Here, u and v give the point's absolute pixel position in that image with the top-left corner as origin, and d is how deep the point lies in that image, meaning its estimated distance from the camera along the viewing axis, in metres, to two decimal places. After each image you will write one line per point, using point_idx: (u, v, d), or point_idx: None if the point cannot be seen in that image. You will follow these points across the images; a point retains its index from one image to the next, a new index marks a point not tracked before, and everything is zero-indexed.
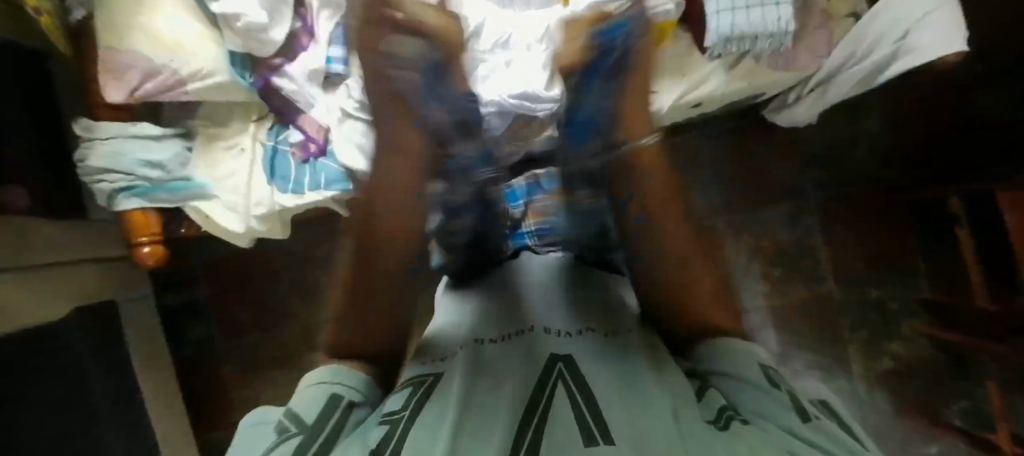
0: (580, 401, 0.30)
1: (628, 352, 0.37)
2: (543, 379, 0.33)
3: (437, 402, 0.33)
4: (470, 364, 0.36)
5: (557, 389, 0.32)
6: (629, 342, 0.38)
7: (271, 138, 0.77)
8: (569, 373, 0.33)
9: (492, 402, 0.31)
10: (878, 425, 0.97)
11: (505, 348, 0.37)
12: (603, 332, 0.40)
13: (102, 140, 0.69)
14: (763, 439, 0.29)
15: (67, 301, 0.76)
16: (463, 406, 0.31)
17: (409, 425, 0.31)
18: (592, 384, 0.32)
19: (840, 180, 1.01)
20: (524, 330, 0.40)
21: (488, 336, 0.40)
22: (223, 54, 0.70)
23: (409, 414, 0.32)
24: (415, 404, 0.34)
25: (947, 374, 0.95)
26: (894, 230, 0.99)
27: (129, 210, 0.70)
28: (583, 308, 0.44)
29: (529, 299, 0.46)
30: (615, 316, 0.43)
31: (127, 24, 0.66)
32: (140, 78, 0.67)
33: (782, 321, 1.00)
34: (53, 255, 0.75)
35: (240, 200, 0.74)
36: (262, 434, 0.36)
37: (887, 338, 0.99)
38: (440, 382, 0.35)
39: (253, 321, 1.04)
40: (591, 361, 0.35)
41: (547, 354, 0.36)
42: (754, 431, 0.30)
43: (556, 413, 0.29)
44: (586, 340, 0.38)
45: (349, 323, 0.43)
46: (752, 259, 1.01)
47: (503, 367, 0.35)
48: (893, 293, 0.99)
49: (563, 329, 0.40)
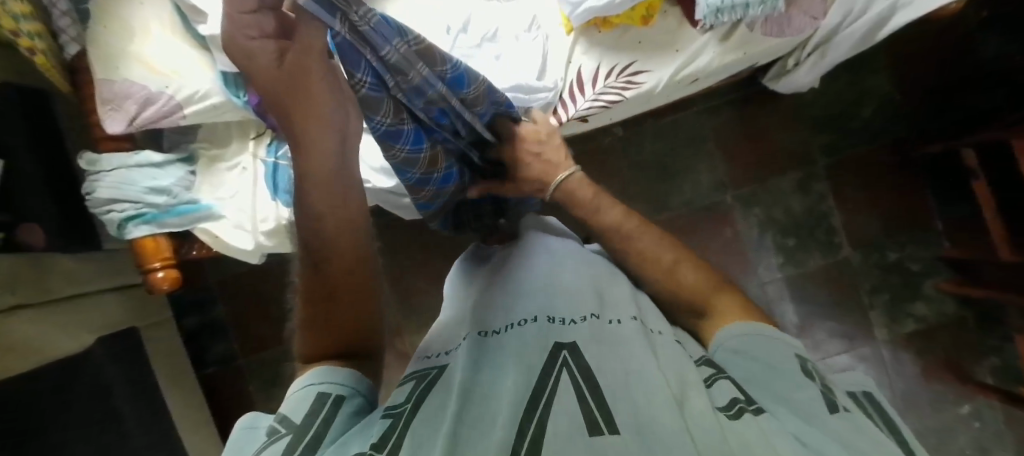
0: (585, 392, 0.30)
1: (634, 340, 0.36)
2: (546, 368, 0.33)
3: (440, 395, 0.33)
4: (471, 357, 0.36)
5: (561, 379, 0.32)
6: (634, 329, 0.37)
7: (271, 155, 0.76)
8: (572, 362, 0.33)
9: (495, 394, 0.32)
10: (906, 389, 0.95)
11: (508, 339, 0.38)
12: (606, 319, 0.39)
13: (108, 170, 0.70)
14: (783, 432, 0.28)
15: (89, 332, 0.77)
16: (466, 396, 0.32)
17: (412, 418, 0.31)
18: (598, 376, 0.32)
19: (848, 142, 0.98)
20: (526, 320, 0.39)
21: (491, 327, 0.40)
22: (217, 76, 0.70)
23: (409, 410, 0.32)
24: (416, 398, 0.34)
25: (974, 328, 0.94)
26: (908, 188, 0.97)
27: (138, 237, 0.71)
28: (586, 292, 0.43)
29: (530, 285, 0.45)
30: (619, 301, 0.42)
31: (118, 55, 0.67)
32: (139, 107, 0.68)
33: (796, 289, 0.99)
34: (75, 287, 0.78)
35: (247, 219, 0.74)
36: (252, 441, 0.34)
37: (911, 300, 0.97)
38: (443, 376, 0.36)
39: (274, 334, 1.05)
40: (594, 350, 0.35)
41: (551, 343, 0.36)
42: (772, 423, 0.29)
43: (560, 405, 0.29)
44: (589, 329, 0.37)
45: (313, 320, 0.42)
46: (763, 231, 1.00)
47: (506, 358, 0.35)
48: (912, 254, 0.96)
49: (567, 315, 0.40)
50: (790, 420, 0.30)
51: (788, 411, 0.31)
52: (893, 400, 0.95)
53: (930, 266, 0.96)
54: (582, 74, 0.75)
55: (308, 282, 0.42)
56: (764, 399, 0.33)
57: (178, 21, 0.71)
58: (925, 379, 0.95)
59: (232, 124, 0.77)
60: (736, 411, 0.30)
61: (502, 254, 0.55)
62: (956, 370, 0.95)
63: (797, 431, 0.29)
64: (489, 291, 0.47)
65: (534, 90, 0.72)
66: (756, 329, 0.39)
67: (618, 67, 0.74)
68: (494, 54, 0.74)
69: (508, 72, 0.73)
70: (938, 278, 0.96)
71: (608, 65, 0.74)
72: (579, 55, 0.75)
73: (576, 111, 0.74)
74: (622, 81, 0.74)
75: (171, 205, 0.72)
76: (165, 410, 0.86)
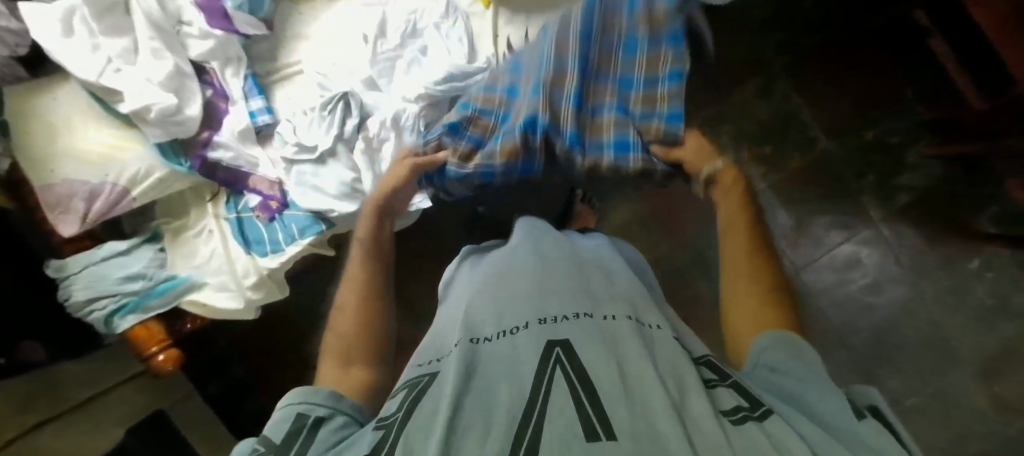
0: (580, 393, 0.27)
1: (630, 336, 0.32)
2: (539, 369, 0.29)
3: (430, 399, 0.30)
4: (464, 361, 0.32)
5: (555, 377, 0.28)
6: (629, 325, 0.34)
7: (232, 210, 0.76)
8: (567, 359, 0.30)
9: (491, 402, 0.28)
10: (913, 259, 0.96)
11: (500, 346, 0.33)
12: (601, 317, 0.35)
13: (78, 272, 0.69)
14: (794, 435, 0.25)
15: (117, 425, 0.80)
16: (455, 402, 0.28)
17: (402, 431, 0.28)
18: (592, 376, 0.28)
19: (798, 39, 0.99)
20: (519, 325, 0.35)
21: (484, 332, 0.36)
22: (152, 150, 0.70)
23: (401, 418, 0.29)
24: (407, 406, 0.30)
25: (965, 183, 0.94)
26: (868, 68, 0.97)
27: (128, 328, 0.68)
28: (578, 289, 0.39)
29: (517, 280, 0.41)
30: (614, 298, 0.39)
31: (50, 154, 0.66)
32: (87, 202, 0.67)
33: (786, 191, 0.99)
34: (89, 389, 0.80)
35: (228, 277, 0.74)
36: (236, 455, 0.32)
37: (898, 173, 0.96)
38: (433, 382, 0.32)
39: (297, 378, 1.06)
40: (589, 347, 0.31)
41: (544, 341, 0.32)
42: (779, 427, 0.25)
43: (557, 409, 0.26)
44: (584, 327, 0.33)
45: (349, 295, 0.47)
46: (739, 145, 1.00)
47: (500, 364, 0.32)
48: (889, 127, 0.96)
49: (560, 313, 0.36)
50: (818, 434, 0.26)
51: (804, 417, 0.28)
52: (903, 273, 0.96)
53: (909, 136, 0.95)
54: (512, 44, 0.73)
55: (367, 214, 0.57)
56: (788, 410, 0.28)
57: (96, 107, 0.69)
58: (931, 245, 0.95)
59: (185, 192, 0.77)
60: (739, 415, 0.26)
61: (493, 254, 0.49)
62: (959, 229, 0.94)
63: (815, 441, 0.25)
64: (478, 291, 0.42)
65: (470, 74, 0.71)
66: (783, 345, 0.33)
67: None
68: (419, 48, 0.75)
69: (439, 64, 0.73)
70: (920, 144, 0.95)
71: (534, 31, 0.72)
72: (505, 26, 0.74)
73: None
74: None
75: (150, 287, 0.71)
76: None
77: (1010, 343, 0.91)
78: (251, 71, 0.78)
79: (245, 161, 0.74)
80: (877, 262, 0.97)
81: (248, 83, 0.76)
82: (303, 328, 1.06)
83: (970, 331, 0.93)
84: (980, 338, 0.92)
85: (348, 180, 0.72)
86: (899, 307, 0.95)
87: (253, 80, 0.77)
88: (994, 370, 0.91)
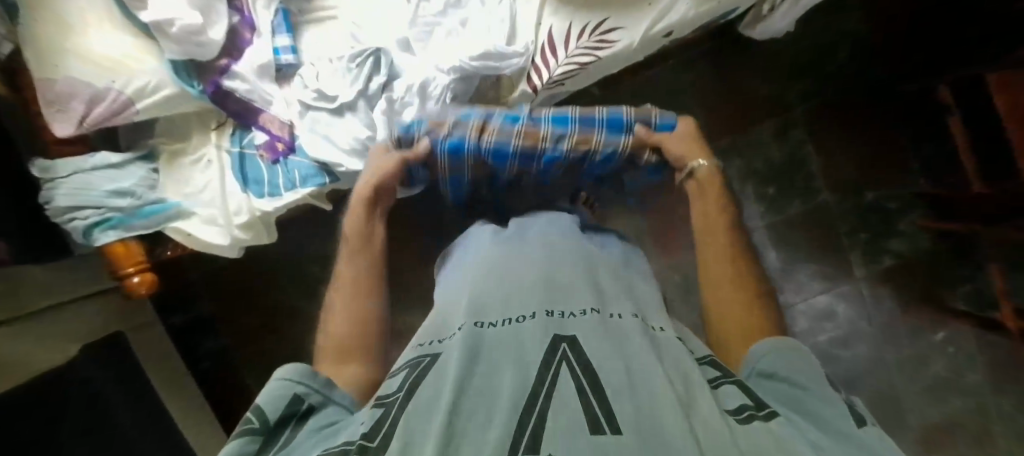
0: (586, 387, 0.27)
1: (635, 335, 0.32)
2: (544, 362, 0.29)
3: (432, 382, 0.29)
4: (468, 347, 0.31)
5: (559, 373, 0.28)
6: (636, 324, 0.34)
7: (236, 144, 0.74)
8: (573, 356, 0.29)
9: (495, 387, 0.28)
10: (884, 321, 0.99)
11: (508, 332, 0.33)
12: (606, 315, 0.35)
13: (63, 177, 0.66)
14: (795, 438, 0.25)
15: (73, 341, 0.78)
16: (461, 386, 0.28)
17: (405, 410, 0.27)
18: (599, 371, 0.28)
19: (823, 89, 1.00)
20: (525, 316, 0.35)
21: (488, 319, 0.35)
22: (164, 65, 0.67)
23: (402, 397, 0.29)
24: (410, 387, 0.30)
25: (949, 262, 0.98)
26: (882, 130, 1.00)
27: (107, 244, 0.67)
28: (584, 286, 0.38)
29: (525, 272, 0.40)
30: (619, 297, 0.38)
31: (58, 48, 0.63)
32: (87, 105, 0.64)
33: (780, 234, 1.02)
34: (49, 298, 0.77)
35: (219, 214, 0.72)
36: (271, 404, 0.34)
37: (888, 238, 1.00)
38: (437, 365, 0.31)
39: (265, 325, 1.04)
40: (597, 344, 0.31)
41: (550, 335, 0.32)
42: (783, 430, 0.26)
43: (561, 401, 0.26)
44: (588, 323, 0.33)
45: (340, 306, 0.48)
46: (746, 181, 1.02)
47: (505, 349, 0.31)
48: (888, 193, 0.99)
49: (567, 309, 0.35)
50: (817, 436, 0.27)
51: (809, 424, 0.28)
52: (873, 333, 0.99)
53: (906, 204, 0.99)
54: (554, 35, 0.71)
55: (355, 202, 0.55)
56: (786, 414, 0.29)
57: (116, 11, 0.66)
58: (905, 312, 0.99)
59: (190, 115, 0.74)
60: (744, 416, 0.27)
61: (498, 239, 0.49)
62: (933, 301, 0.98)
63: (815, 440, 0.26)
64: (485, 276, 0.42)
65: (507, 57, 0.70)
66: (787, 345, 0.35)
67: (591, 26, 0.70)
68: (459, 20, 0.73)
69: (477, 39, 0.72)
70: (914, 215, 0.98)
71: (579, 26, 0.70)
72: (548, 16, 0.72)
73: (551, 76, 0.72)
74: (595, 40, 0.70)
75: (136, 207, 0.68)
76: (163, 408, 0.84)
77: (956, 416, 0.95)
78: (282, 5, 0.76)
79: (259, 96, 0.72)
80: (851, 318, 1.00)
81: (278, 18, 0.75)
82: (280, 278, 1.04)
83: (922, 398, 0.97)
84: (929, 407, 0.96)
85: (362, 138, 0.71)
86: (863, 364, 0.99)
87: (283, 16, 0.75)
88: (937, 439, 0.95)
